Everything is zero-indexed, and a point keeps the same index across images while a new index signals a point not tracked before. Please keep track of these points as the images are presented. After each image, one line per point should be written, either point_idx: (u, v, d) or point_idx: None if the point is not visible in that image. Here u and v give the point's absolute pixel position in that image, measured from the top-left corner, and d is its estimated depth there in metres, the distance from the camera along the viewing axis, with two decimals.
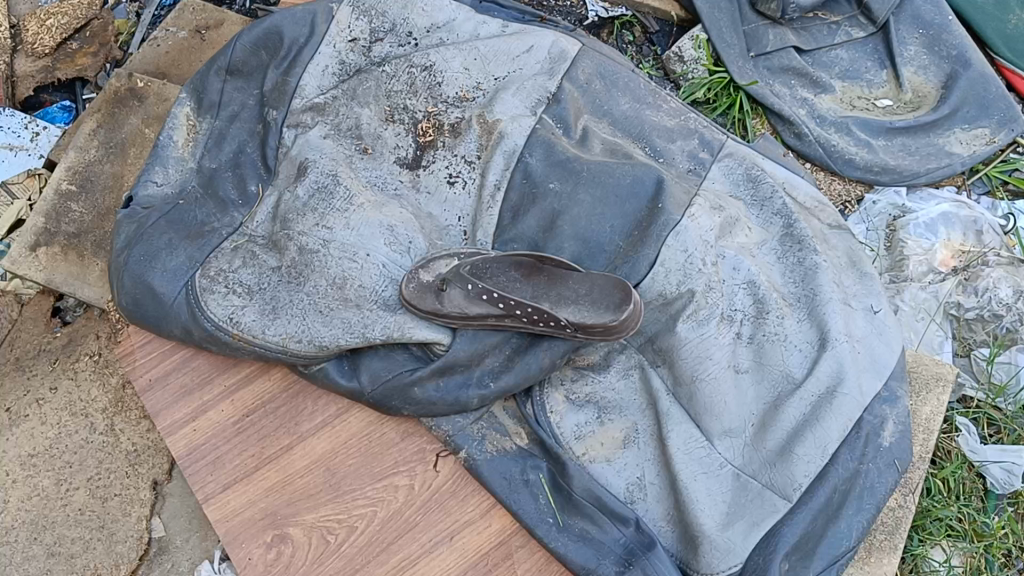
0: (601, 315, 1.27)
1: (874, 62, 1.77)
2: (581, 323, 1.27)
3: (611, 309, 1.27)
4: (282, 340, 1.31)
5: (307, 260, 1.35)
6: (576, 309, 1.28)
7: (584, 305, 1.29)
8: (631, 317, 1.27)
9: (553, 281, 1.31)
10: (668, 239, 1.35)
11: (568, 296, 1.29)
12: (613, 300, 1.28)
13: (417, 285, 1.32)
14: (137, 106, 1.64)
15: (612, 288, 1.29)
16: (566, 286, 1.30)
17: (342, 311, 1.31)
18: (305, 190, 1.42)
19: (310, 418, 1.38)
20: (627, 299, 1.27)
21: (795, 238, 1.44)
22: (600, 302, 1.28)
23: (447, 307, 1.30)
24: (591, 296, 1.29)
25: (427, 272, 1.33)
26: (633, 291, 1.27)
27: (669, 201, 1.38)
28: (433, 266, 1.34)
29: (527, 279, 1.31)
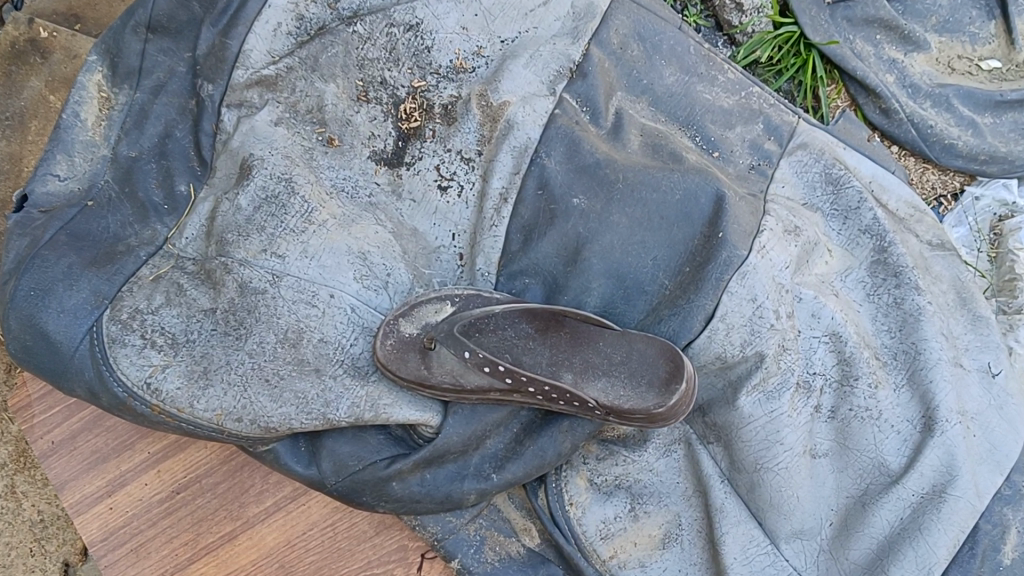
0: (643, 395, 0.96)
1: (981, 10, 1.37)
2: (616, 405, 0.96)
3: (656, 388, 0.95)
4: (216, 419, 0.99)
5: (251, 304, 1.01)
6: (609, 384, 0.96)
7: (620, 378, 0.97)
8: (683, 399, 0.95)
9: (577, 342, 0.98)
10: (731, 283, 1.01)
11: (598, 365, 0.97)
12: (658, 374, 0.96)
13: (394, 342, 0.99)
14: (40, 64, 1.28)
15: (657, 357, 0.96)
16: (595, 349, 0.98)
17: (296, 380, 0.99)
18: (248, 201, 1.06)
19: (260, 500, 1.08)
20: (678, 374, 0.95)
21: (890, 267, 1.10)
22: (641, 376, 0.96)
23: (436, 376, 0.98)
24: (629, 366, 0.97)
25: (408, 323, 1.00)
26: (686, 365, 0.95)
27: (731, 226, 1.03)
28: (417, 311, 1.01)
29: (542, 338, 0.98)
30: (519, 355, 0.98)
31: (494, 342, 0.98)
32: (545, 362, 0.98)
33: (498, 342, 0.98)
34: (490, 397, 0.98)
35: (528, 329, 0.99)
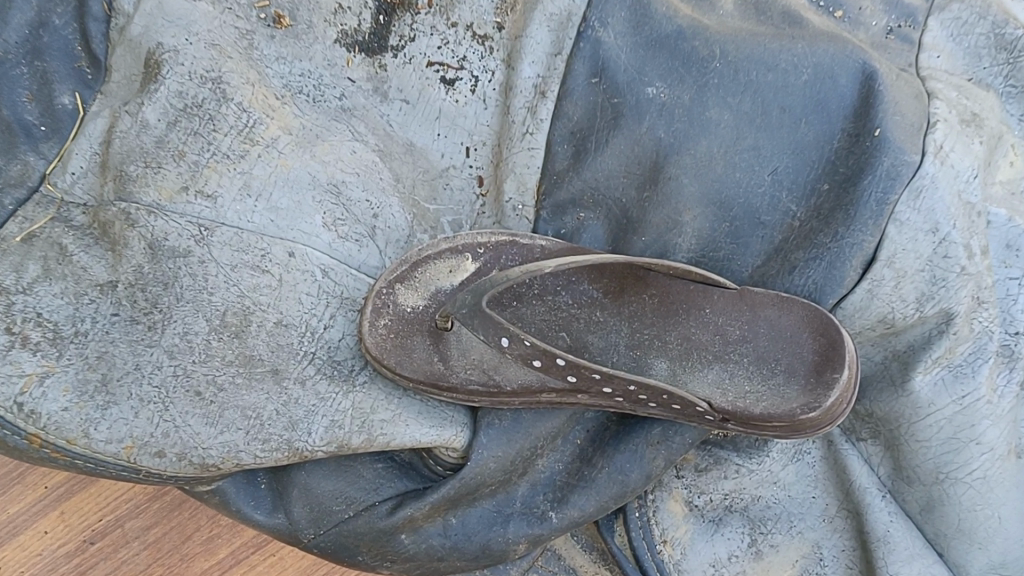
0: (780, 391, 0.66)
1: None
2: (740, 409, 0.65)
3: (801, 379, 0.66)
4: (127, 455, 0.65)
5: (169, 275, 0.67)
6: (724, 374, 0.67)
7: (741, 365, 0.67)
8: (843, 399, 0.65)
9: (672, 312, 0.69)
10: (899, 204, 0.67)
11: (706, 345, 0.68)
12: (801, 357, 0.66)
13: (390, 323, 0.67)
14: None
15: (800, 332, 0.66)
16: (700, 322, 0.68)
17: (243, 392, 0.66)
18: (158, 114, 0.70)
19: (210, 553, 0.82)
20: (836, 359, 0.65)
21: None
22: (775, 361, 0.67)
23: (458, 372, 0.67)
24: (755, 346, 0.68)
25: (408, 291, 0.69)
26: (847, 344, 0.65)
27: (892, 118, 0.67)
28: (421, 272, 0.69)
29: (617, 308, 0.69)
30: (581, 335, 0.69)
31: (542, 317, 0.69)
32: (623, 345, 0.69)
33: (548, 316, 0.69)
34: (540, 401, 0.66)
35: (595, 296, 0.69)
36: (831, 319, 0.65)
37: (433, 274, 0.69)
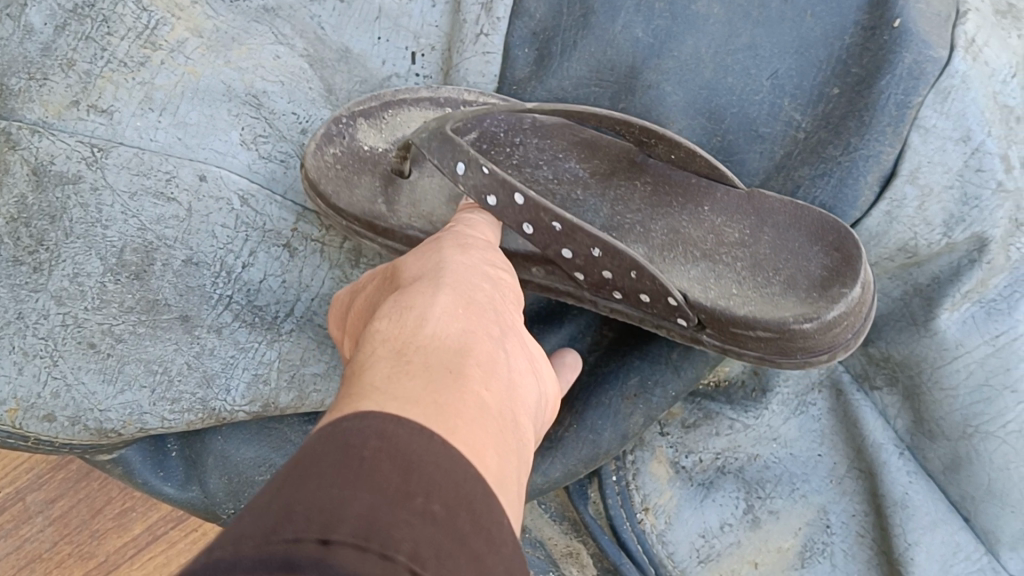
0: (774, 300, 0.54)
1: None
2: (721, 309, 0.53)
3: (806, 290, 0.54)
4: (11, 421, 0.55)
5: (56, 206, 0.57)
6: (711, 274, 0.56)
7: (732, 267, 0.56)
8: (849, 318, 0.52)
9: (664, 203, 0.58)
10: (926, 109, 0.55)
11: (696, 241, 0.57)
12: (807, 270, 0.55)
13: (339, 155, 0.59)
14: None
15: (816, 242, 0.55)
16: (696, 219, 0.58)
17: (146, 344, 0.56)
18: (44, 17, 0.59)
19: (123, 528, 0.73)
20: (849, 275, 0.53)
21: None
22: (777, 271, 0.55)
23: (402, 217, 0.58)
24: (755, 251, 0.56)
25: (377, 133, 0.60)
26: (863, 255, 0.53)
27: (914, 7, 0.56)
28: (394, 114, 0.60)
29: (601, 189, 0.59)
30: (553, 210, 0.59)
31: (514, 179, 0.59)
32: (598, 225, 0.58)
33: (519, 185, 0.59)
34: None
35: (579, 174, 0.60)
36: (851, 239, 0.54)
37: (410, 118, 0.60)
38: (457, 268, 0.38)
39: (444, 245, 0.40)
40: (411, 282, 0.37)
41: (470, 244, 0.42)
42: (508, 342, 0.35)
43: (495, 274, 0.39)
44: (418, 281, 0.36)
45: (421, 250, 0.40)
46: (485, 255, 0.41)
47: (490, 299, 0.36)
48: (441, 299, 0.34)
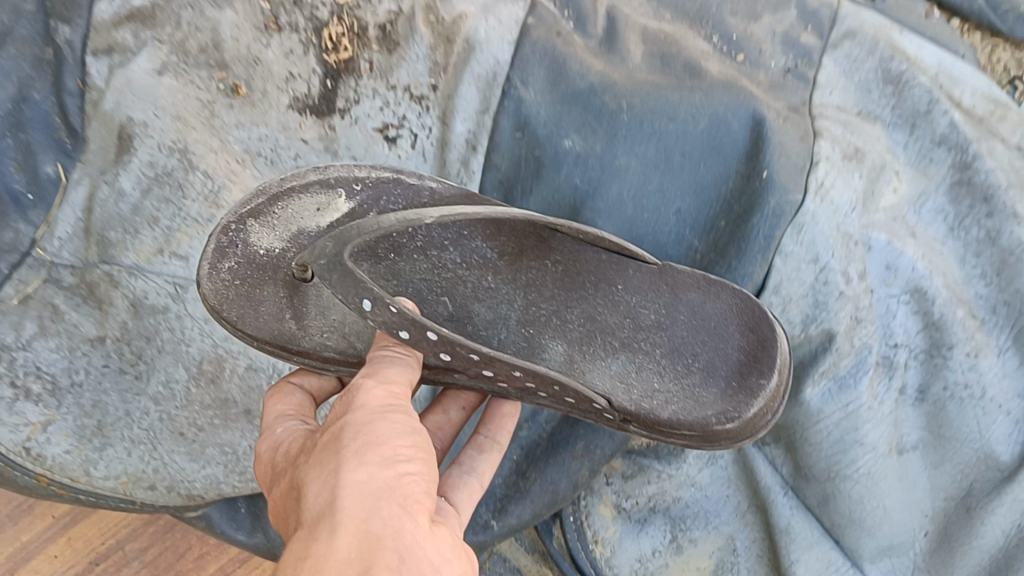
0: (696, 395, 0.71)
1: None
2: (645, 411, 0.70)
3: (722, 379, 0.72)
4: (123, 489, 0.77)
5: (151, 330, 0.79)
6: (629, 367, 0.73)
7: (650, 361, 0.73)
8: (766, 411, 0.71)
9: (578, 285, 0.76)
10: (785, 242, 0.77)
11: (613, 330, 0.74)
12: (720, 357, 0.73)
13: (237, 265, 0.73)
14: None
15: (725, 320, 0.74)
16: (608, 296, 0.76)
17: (220, 431, 0.79)
18: (132, 182, 0.80)
19: (200, 567, 0.92)
20: (764, 363, 0.72)
21: (978, 190, 0.84)
22: (693, 360, 0.73)
23: (312, 336, 0.72)
24: (669, 335, 0.74)
25: (262, 227, 0.75)
26: (776, 343, 0.72)
27: (779, 161, 0.76)
28: (285, 211, 0.75)
29: (512, 275, 0.76)
30: (469, 303, 0.74)
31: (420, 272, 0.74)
32: (516, 317, 0.75)
33: (431, 273, 0.75)
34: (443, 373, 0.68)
35: (488, 256, 0.76)
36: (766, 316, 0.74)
37: (296, 210, 0.75)
38: (357, 487, 0.48)
39: (349, 446, 0.50)
40: (320, 512, 0.48)
41: (373, 434, 0.50)
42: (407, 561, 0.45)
43: (396, 473, 0.49)
44: (325, 524, 0.46)
45: (331, 460, 0.50)
46: (388, 449, 0.50)
47: (384, 521, 0.46)
48: (338, 544, 0.45)
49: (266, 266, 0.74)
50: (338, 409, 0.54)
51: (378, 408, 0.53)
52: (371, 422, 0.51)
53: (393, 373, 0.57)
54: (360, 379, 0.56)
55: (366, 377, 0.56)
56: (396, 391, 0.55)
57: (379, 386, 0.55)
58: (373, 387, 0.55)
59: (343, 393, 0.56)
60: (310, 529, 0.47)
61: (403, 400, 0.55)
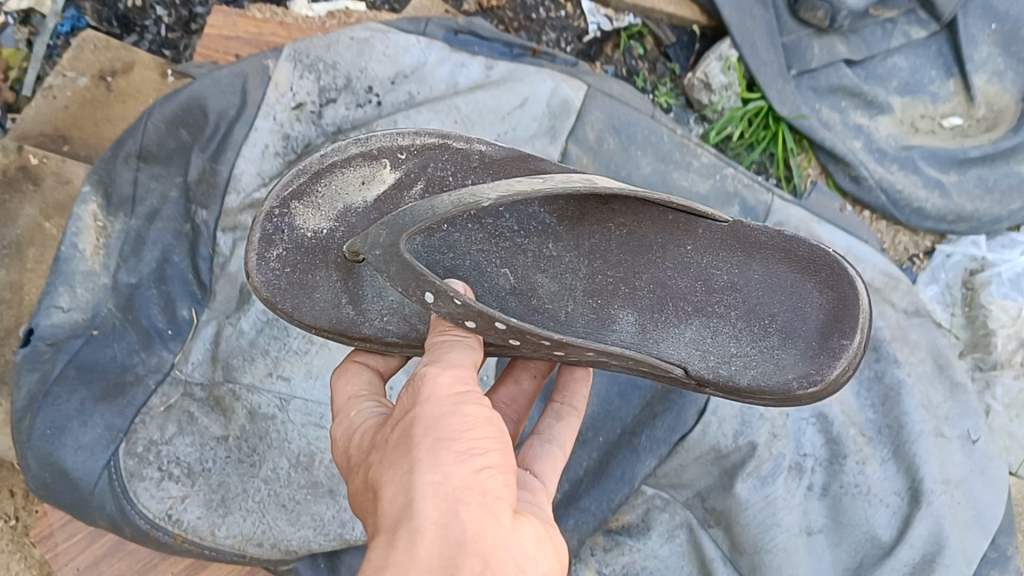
0: (779, 360, 0.87)
1: (939, 70, 1.47)
2: (730, 381, 0.86)
3: (798, 341, 0.88)
4: (237, 544, 1.09)
5: (261, 430, 1.12)
6: (706, 332, 0.88)
7: (725, 322, 0.89)
8: (842, 372, 0.86)
9: (644, 249, 0.90)
10: None
11: (689, 295, 0.89)
12: (799, 315, 0.89)
13: (287, 250, 0.93)
14: (31, 190, 1.32)
15: (795, 275, 0.90)
16: (679, 256, 0.90)
17: (312, 503, 1.12)
18: (250, 324, 1.15)
19: None
20: (845, 321, 0.88)
21: (870, 342, 1.14)
22: (770, 318, 0.89)
23: (371, 320, 0.91)
24: (743, 293, 0.89)
25: (304, 209, 0.94)
26: (859, 304, 0.88)
27: None
28: (330, 192, 0.94)
29: (575, 239, 0.90)
30: (531, 274, 0.89)
31: (485, 246, 0.88)
32: (584, 283, 0.89)
33: (490, 242, 0.88)
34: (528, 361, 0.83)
35: (547, 222, 0.90)
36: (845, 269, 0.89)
37: (340, 183, 0.94)
38: (431, 484, 0.56)
39: (422, 444, 0.59)
40: (397, 505, 0.57)
41: (448, 431, 0.59)
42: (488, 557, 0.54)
43: (471, 471, 0.57)
44: (408, 524, 0.55)
45: (404, 456, 0.59)
46: (461, 442, 0.59)
47: (462, 524, 0.55)
48: (419, 552, 0.54)
49: (315, 246, 0.93)
50: (407, 397, 0.64)
51: (447, 400, 0.61)
52: (438, 416, 0.60)
53: (461, 362, 0.67)
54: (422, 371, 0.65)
55: (431, 365, 0.65)
56: (461, 376, 0.64)
57: (443, 380, 0.63)
58: (439, 382, 0.63)
59: (412, 382, 0.65)
60: (390, 534, 0.56)
61: (467, 385, 0.64)
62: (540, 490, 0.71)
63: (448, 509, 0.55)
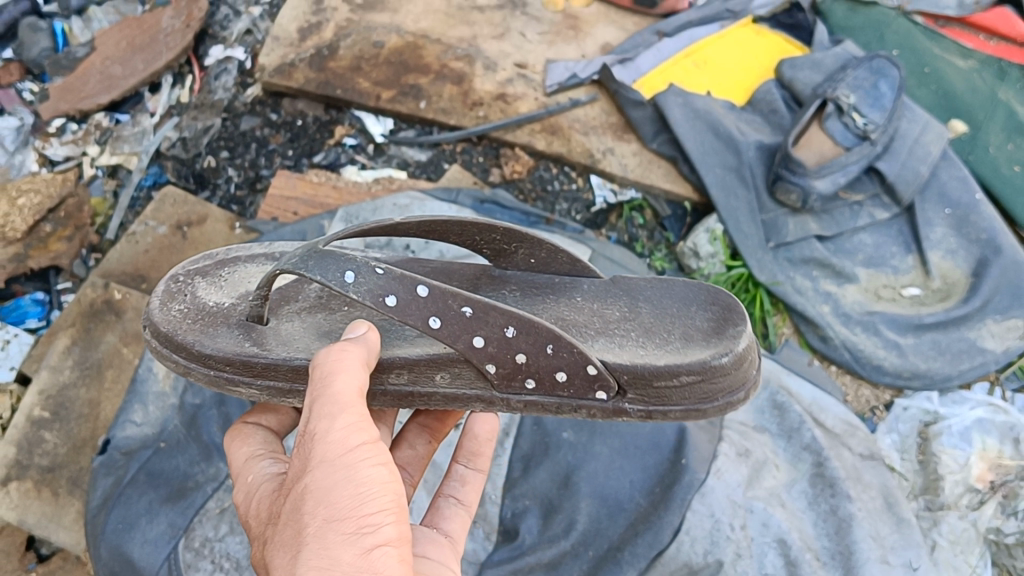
0: (682, 353, 0.93)
1: (900, 246, 1.69)
2: (639, 366, 0.88)
3: (698, 343, 0.94)
4: None
5: None
6: (612, 345, 0.96)
7: (627, 338, 0.97)
8: (749, 349, 0.92)
9: (540, 297, 1.05)
10: (693, 502, 1.25)
11: (585, 324, 1.00)
12: (691, 327, 0.98)
13: (188, 308, 1.02)
14: (114, 320, 1.57)
15: (685, 304, 1.01)
16: (572, 302, 1.04)
17: None
18: None
19: None
20: (732, 319, 0.97)
21: (827, 479, 1.33)
22: (667, 332, 0.97)
23: (275, 351, 0.95)
24: (639, 322, 1.00)
25: (208, 288, 1.06)
26: (739, 308, 0.98)
27: (693, 453, 1.29)
28: (230, 279, 1.09)
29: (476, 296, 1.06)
30: None
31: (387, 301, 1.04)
32: None
33: None
34: (430, 400, 0.93)
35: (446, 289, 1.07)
36: (722, 290, 1.02)
37: (246, 271, 1.11)
38: (319, 569, 0.66)
39: (313, 527, 0.69)
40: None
41: (338, 509, 0.69)
42: None
43: (361, 550, 0.68)
44: None
45: (297, 540, 0.69)
46: (348, 524, 0.69)
47: None
48: None
49: (217, 311, 1.02)
50: (298, 464, 0.74)
51: (335, 469, 0.71)
52: (326, 496, 0.70)
53: (345, 412, 0.75)
54: (310, 434, 0.74)
55: (317, 425, 0.74)
56: (346, 434, 0.73)
57: (332, 440, 0.73)
58: (327, 445, 0.72)
59: (302, 446, 0.74)
60: None
61: (356, 442, 0.73)
62: (445, 546, 0.92)
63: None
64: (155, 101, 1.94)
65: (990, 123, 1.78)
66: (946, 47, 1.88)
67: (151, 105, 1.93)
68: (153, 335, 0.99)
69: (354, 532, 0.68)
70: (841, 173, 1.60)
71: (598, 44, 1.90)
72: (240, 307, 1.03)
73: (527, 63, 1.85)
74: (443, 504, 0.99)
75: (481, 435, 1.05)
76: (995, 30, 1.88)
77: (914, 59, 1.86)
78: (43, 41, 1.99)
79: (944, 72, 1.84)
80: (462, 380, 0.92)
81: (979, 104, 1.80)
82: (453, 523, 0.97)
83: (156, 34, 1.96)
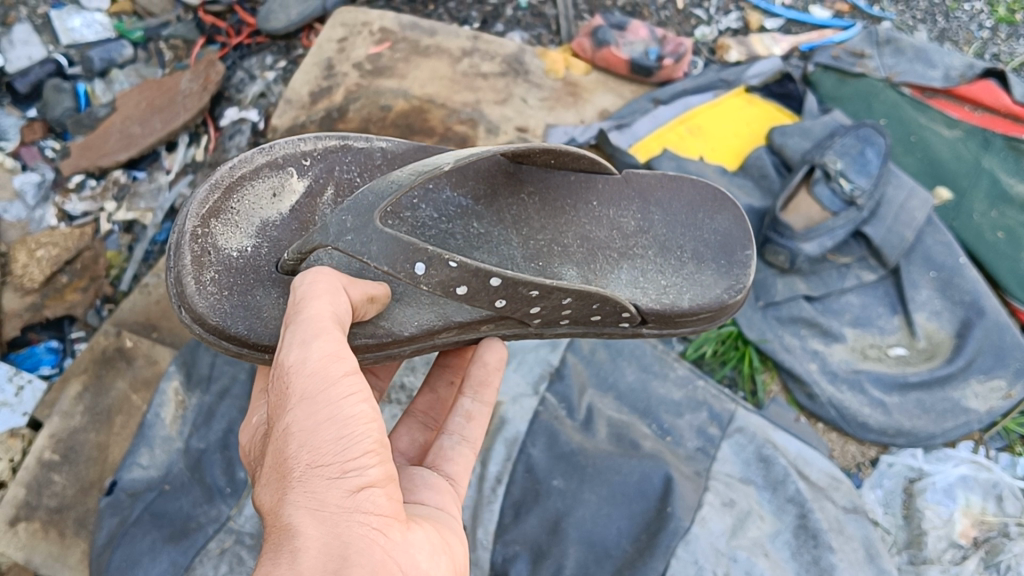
0: (698, 278, 1.31)
1: (885, 307, 1.74)
2: (669, 310, 1.26)
3: (708, 265, 1.33)
4: None
5: None
6: (636, 269, 1.29)
7: (647, 261, 1.31)
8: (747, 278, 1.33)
9: (559, 213, 1.28)
10: (679, 549, 1.34)
11: (610, 246, 1.29)
12: (698, 248, 1.34)
13: (219, 274, 1.12)
14: (125, 367, 1.62)
15: (687, 221, 1.36)
16: (591, 211, 1.31)
17: None
18: None
19: None
20: (733, 246, 1.35)
21: (810, 530, 1.37)
22: (681, 250, 1.33)
23: None
24: (653, 239, 1.33)
25: (224, 229, 1.15)
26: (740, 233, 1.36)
27: (679, 502, 1.37)
28: (243, 210, 1.17)
29: (500, 219, 1.23)
30: (468, 251, 1.20)
31: (413, 226, 1.17)
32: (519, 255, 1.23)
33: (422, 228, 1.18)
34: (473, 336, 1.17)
35: (466, 210, 1.21)
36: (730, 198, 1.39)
37: (253, 197, 1.19)
38: (308, 509, 0.75)
39: (299, 469, 0.77)
40: (278, 527, 0.75)
41: (324, 447, 0.77)
42: (368, 558, 0.73)
43: (349, 490, 0.76)
44: (292, 533, 0.74)
45: (285, 479, 0.78)
46: (333, 466, 0.77)
47: (344, 540, 0.73)
48: (305, 557, 0.72)
49: (244, 269, 1.14)
50: (281, 404, 0.82)
51: (316, 405, 0.79)
52: (309, 438, 0.78)
53: (320, 346, 0.83)
54: (290, 370, 0.82)
55: (296, 359, 0.83)
56: (328, 367, 0.82)
57: (314, 377, 0.81)
58: (309, 384, 0.81)
59: (283, 381, 0.83)
60: (275, 548, 0.74)
61: (338, 375, 0.81)
62: (444, 490, 0.98)
63: (327, 531, 0.74)
64: (171, 159, 2.04)
65: (973, 191, 1.84)
66: (932, 116, 1.93)
67: (168, 163, 2.03)
68: (199, 323, 1.10)
69: (339, 468, 0.77)
70: (828, 236, 1.65)
71: (597, 110, 1.98)
72: (264, 257, 1.15)
73: (528, 127, 1.92)
74: (448, 443, 1.06)
75: (491, 364, 1.12)
76: (980, 102, 1.91)
77: (901, 128, 1.93)
78: (66, 100, 2.07)
79: (929, 140, 1.90)
80: (506, 325, 1.16)
81: (964, 171, 1.86)
82: (457, 463, 1.04)
83: (174, 96, 2.05)
